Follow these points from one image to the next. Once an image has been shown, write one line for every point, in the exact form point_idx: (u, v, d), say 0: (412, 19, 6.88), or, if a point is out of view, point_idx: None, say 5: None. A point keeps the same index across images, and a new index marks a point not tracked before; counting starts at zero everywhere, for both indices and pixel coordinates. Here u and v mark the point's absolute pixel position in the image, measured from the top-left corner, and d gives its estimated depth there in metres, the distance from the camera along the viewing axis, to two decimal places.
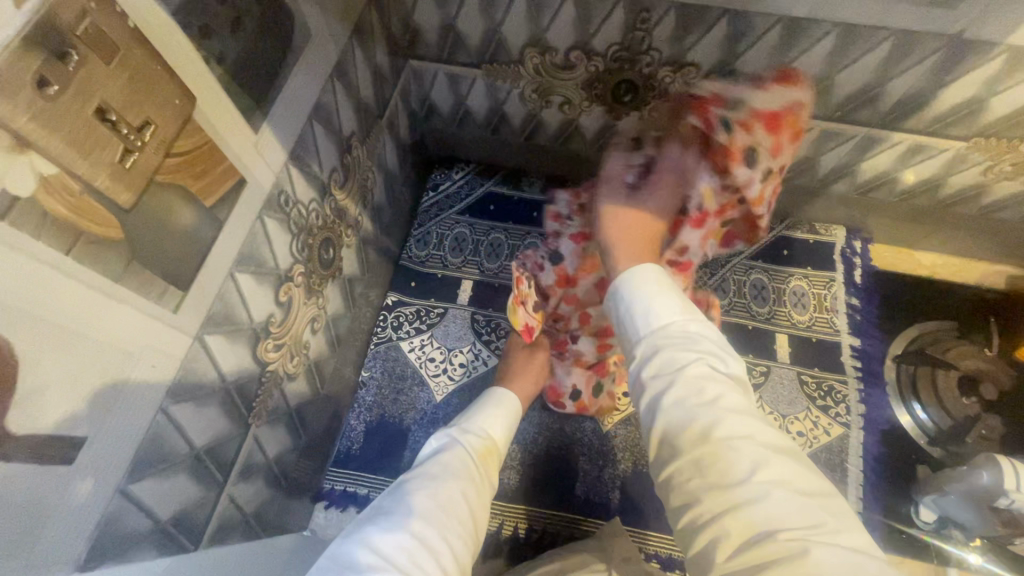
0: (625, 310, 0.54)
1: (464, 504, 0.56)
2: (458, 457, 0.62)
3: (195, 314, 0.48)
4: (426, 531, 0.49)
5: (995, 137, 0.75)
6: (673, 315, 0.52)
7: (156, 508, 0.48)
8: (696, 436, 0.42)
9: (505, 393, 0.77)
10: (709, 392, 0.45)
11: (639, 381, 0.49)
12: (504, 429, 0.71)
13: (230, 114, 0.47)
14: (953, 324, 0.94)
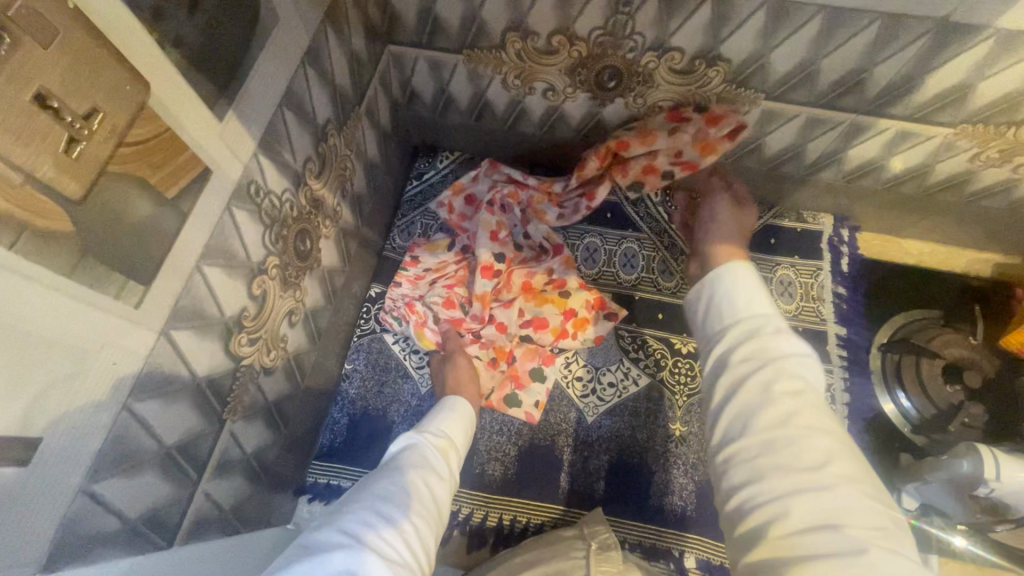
0: (719, 302, 0.64)
1: (426, 491, 0.58)
2: (419, 446, 0.64)
3: (159, 309, 0.46)
4: (390, 513, 0.53)
5: (982, 123, 0.74)
6: (761, 308, 0.61)
7: (124, 507, 0.47)
8: (776, 418, 0.52)
9: (457, 398, 0.76)
10: (791, 384, 0.54)
11: (720, 361, 0.60)
12: (464, 422, 0.73)
13: (190, 99, 0.45)
14: (939, 313, 0.94)
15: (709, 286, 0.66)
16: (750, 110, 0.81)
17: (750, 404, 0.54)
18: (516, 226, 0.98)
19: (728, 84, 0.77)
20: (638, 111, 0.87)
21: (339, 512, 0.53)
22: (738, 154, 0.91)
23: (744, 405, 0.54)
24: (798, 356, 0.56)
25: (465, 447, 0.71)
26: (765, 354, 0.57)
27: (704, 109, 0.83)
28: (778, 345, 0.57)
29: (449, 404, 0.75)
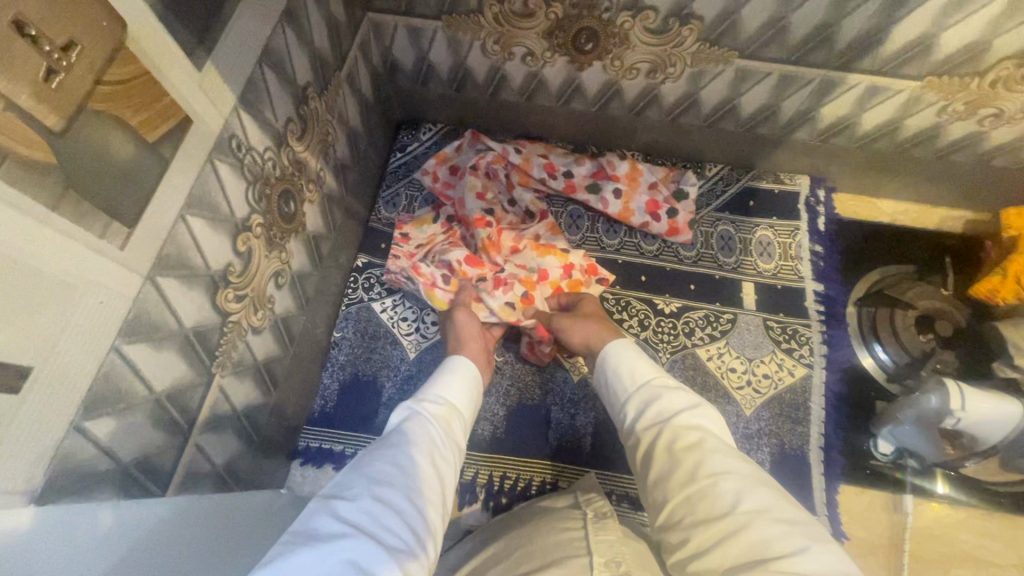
0: (617, 379, 0.69)
1: (429, 468, 0.57)
2: (416, 423, 0.62)
3: (144, 253, 0.47)
4: (392, 496, 0.52)
5: (947, 75, 0.77)
6: (647, 374, 0.68)
7: (115, 448, 0.49)
8: (683, 478, 0.54)
9: (460, 358, 0.76)
10: (687, 434, 0.57)
11: (633, 435, 0.64)
12: (463, 390, 0.71)
13: (168, 44, 0.46)
14: (912, 268, 0.97)
15: (602, 375, 0.72)
16: (725, 70, 0.83)
17: (662, 471, 0.56)
18: (501, 193, 1.00)
19: (702, 42, 0.79)
20: (616, 74, 0.88)
21: (336, 495, 0.51)
22: (715, 116, 0.93)
23: (658, 473, 0.56)
24: (692, 413, 0.60)
25: (467, 415, 0.71)
26: (663, 414, 0.61)
27: (680, 71, 0.85)
28: (670, 406, 0.62)
29: (448, 371, 0.73)
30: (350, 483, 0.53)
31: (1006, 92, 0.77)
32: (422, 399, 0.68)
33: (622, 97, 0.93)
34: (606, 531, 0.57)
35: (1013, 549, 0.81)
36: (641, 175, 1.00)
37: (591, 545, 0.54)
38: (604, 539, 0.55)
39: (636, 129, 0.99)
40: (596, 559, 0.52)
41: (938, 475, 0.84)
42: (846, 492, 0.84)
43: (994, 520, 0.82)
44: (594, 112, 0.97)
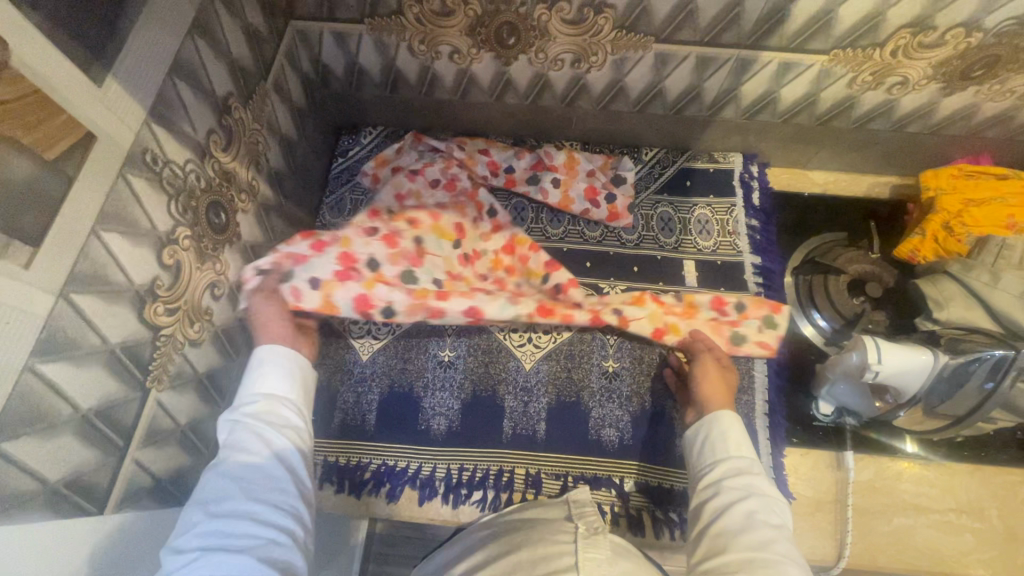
0: (710, 437, 0.70)
1: (268, 471, 0.57)
2: (239, 430, 0.60)
3: (55, 271, 0.48)
4: (234, 506, 0.53)
5: (851, 47, 0.80)
6: (746, 448, 0.68)
7: (39, 468, 0.49)
8: (754, 543, 0.55)
9: (264, 346, 0.71)
10: (769, 518, 0.58)
11: (705, 486, 0.66)
12: (285, 376, 0.68)
13: (60, 61, 0.46)
14: (844, 235, 1.01)
15: (699, 428, 0.73)
16: (645, 55, 0.86)
17: (733, 528, 0.58)
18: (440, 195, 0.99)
19: (618, 30, 0.81)
20: (542, 66, 0.90)
21: (177, 530, 0.52)
22: (643, 101, 0.95)
23: (726, 528, 0.58)
24: (775, 498, 0.61)
25: (296, 394, 0.68)
26: (749, 485, 0.62)
27: (602, 59, 0.87)
28: (758, 485, 0.62)
29: (256, 366, 0.68)
30: (191, 510, 0.54)
31: (907, 59, 0.81)
32: (245, 400, 0.65)
33: (552, 88, 0.95)
34: (595, 547, 0.55)
35: (950, 495, 0.85)
36: (578, 164, 1.03)
37: (580, 561, 0.53)
38: (591, 555, 0.54)
39: (571, 118, 1.02)
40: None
41: (906, 434, 0.87)
42: (793, 453, 0.88)
43: (931, 468, 0.86)
44: (528, 105, 0.99)
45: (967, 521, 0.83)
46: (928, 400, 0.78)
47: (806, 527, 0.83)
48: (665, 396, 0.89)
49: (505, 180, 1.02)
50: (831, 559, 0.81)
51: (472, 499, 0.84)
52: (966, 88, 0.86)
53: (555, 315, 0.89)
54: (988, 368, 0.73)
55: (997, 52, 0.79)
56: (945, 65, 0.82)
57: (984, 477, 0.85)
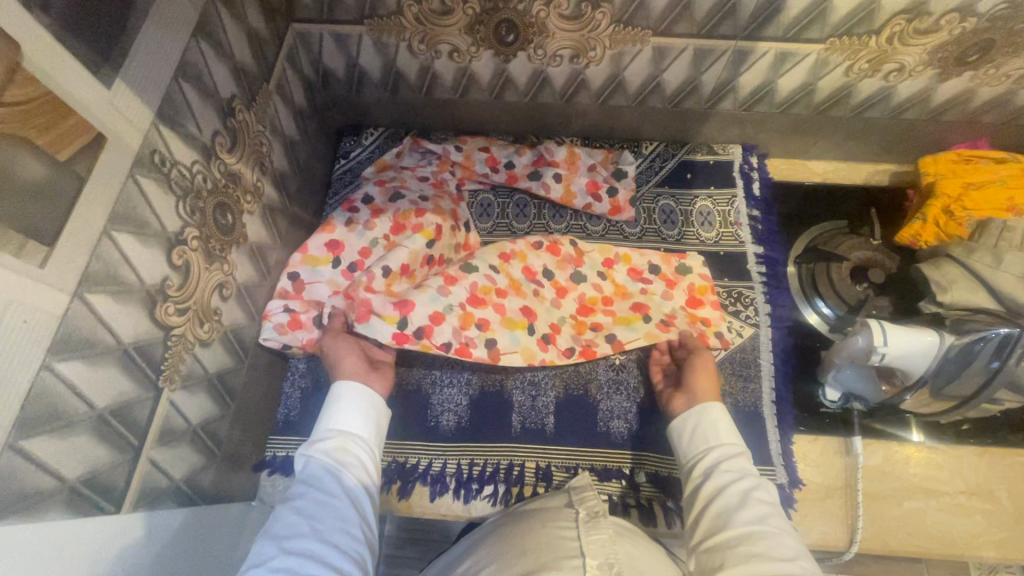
0: (701, 425, 0.71)
1: (337, 509, 0.60)
2: (315, 469, 0.64)
3: (70, 270, 0.48)
4: (306, 544, 0.54)
5: (847, 36, 0.81)
6: (734, 434, 0.70)
7: (58, 466, 0.49)
8: (750, 519, 0.57)
9: (344, 382, 0.75)
10: (766, 496, 0.60)
11: (698, 470, 0.67)
12: (360, 418, 0.72)
13: (68, 60, 0.47)
14: (845, 223, 1.02)
15: (688, 420, 0.73)
16: (643, 49, 0.86)
17: (729, 507, 0.59)
18: (444, 199, 0.98)
19: (616, 24, 0.82)
20: (541, 62, 0.91)
21: (251, 562, 0.53)
22: (642, 95, 0.96)
23: (722, 508, 0.59)
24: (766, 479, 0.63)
25: (372, 444, 0.71)
26: (741, 468, 0.64)
27: (600, 53, 0.88)
28: (752, 469, 0.64)
29: (334, 404, 0.73)
30: (264, 544, 0.55)
31: (903, 46, 0.82)
32: (324, 439, 0.68)
33: (551, 84, 0.95)
34: (598, 529, 0.56)
35: (959, 477, 0.85)
36: (579, 159, 1.03)
37: (584, 545, 0.53)
38: (595, 538, 0.55)
39: (571, 114, 1.03)
40: (590, 562, 0.51)
41: (911, 425, 0.88)
42: (801, 440, 0.88)
43: (939, 451, 0.86)
44: (528, 102, 1.00)
45: (977, 502, 0.83)
46: (934, 382, 0.78)
47: (816, 513, 0.83)
48: None
49: (506, 176, 1.03)
50: (842, 544, 0.81)
51: (483, 494, 0.84)
52: (962, 73, 0.87)
53: (487, 304, 0.88)
54: (994, 347, 0.73)
55: (991, 36, 0.80)
56: (940, 50, 0.83)
57: (993, 459, 0.86)
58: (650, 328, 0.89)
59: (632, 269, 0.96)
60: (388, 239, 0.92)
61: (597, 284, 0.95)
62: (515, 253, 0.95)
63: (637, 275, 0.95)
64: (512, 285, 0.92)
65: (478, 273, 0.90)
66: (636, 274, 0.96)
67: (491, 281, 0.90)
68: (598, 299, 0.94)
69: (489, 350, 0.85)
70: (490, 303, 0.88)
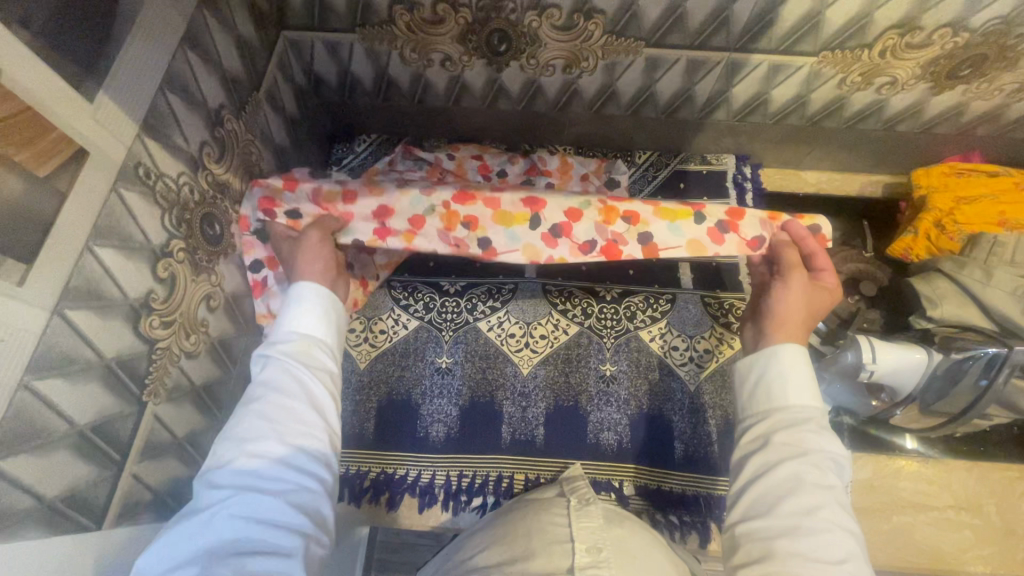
0: (767, 381, 0.59)
1: (302, 412, 0.54)
2: (274, 371, 0.56)
3: (49, 287, 0.48)
4: (269, 448, 0.51)
5: (840, 49, 0.81)
6: (804, 390, 0.58)
7: (36, 485, 0.48)
8: (800, 510, 0.50)
9: (305, 283, 0.63)
10: (822, 479, 0.52)
11: (749, 430, 0.59)
12: (324, 316, 0.62)
13: (48, 76, 0.46)
14: (838, 234, 1.02)
15: (754, 368, 0.61)
16: (636, 59, 0.86)
17: (779, 486, 0.52)
18: None
19: (609, 35, 0.82)
20: (534, 72, 0.90)
21: (212, 459, 0.51)
22: (635, 104, 0.96)
23: (768, 487, 0.52)
24: (830, 452, 0.53)
25: (332, 340, 0.62)
26: (800, 437, 0.54)
27: (594, 63, 0.88)
28: (815, 441, 0.54)
29: (294, 302, 0.61)
30: (224, 445, 0.52)
31: (896, 59, 0.82)
32: (281, 337, 0.60)
33: (544, 93, 0.95)
34: (588, 516, 0.55)
35: (949, 491, 0.85)
36: (572, 168, 1.02)
37: (573, 532, 0.52)
38: (584, 526, 0.53)
39: (564, 123, 1.02)
40: (578, 546, 0.50)
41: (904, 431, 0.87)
42: None
43: (929, 465, 0.86)
44: (521, 111, 1.00)
45: (966, 517, 0.83)
46: (923, 398, 0.80)
47: None
48: (662, 399, 0.89)
49: (499, 185, 1.01)
50: None
51: (472, 505, 0.84)
52: (955, 87, 0.87)
53: (477, 201, 0.76)
54: (982, 365, 0.75)
55: (984, 51, 0.79)
56: (933, 64, 0.82)
57: (982, 473, 0.86)
58: (698, 236, 0.74)
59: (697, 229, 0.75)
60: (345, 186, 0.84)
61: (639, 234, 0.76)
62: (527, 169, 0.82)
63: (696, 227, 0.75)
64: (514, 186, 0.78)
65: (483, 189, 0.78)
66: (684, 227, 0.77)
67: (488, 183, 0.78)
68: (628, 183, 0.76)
69: (484, 248, 0.77)
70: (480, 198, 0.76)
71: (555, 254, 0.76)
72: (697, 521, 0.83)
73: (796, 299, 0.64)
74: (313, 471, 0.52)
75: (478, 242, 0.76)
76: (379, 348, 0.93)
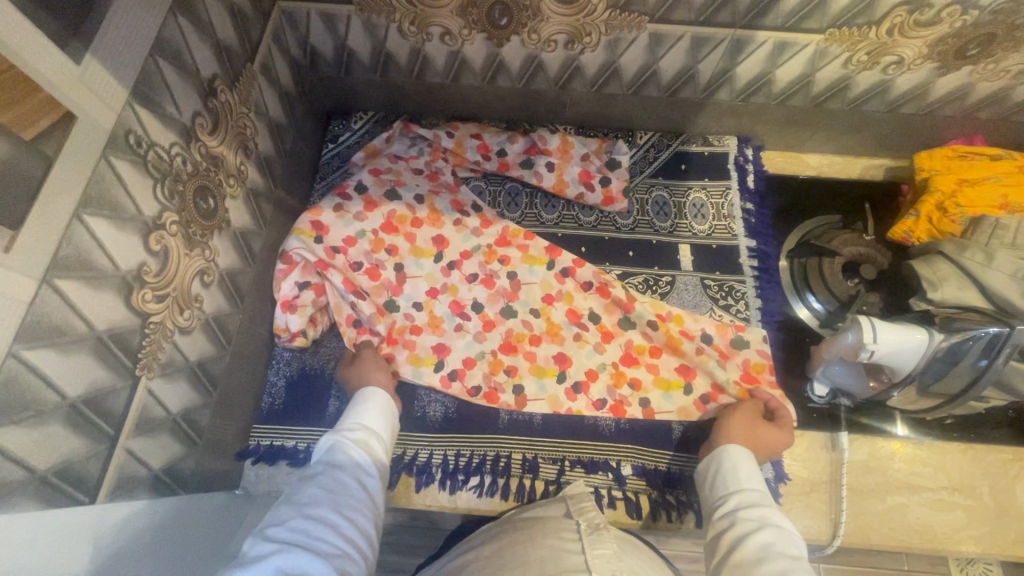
0: (724, 475, 0.70)
1: (357, 488, 0.60)
2: (336, 453, 0.64)
3: (37, 255, 0.46)
4: (325, 513, 0.54)
5: (847, 26, 0.80)
6: (755, 482, 0.67)
7: (28, 457, 0.48)
8: (770, 570, 0.52)
9: (370, 387, 0.78)
10: (788, 550, 0.55)
11: (723, 522, 0.63)
12: (382, 415, 0.73)
13: (32, 33, 0.44)
14: (839, 217, 1.01)
15: (712, 466, 0.72)
16: (639, 35, 0.84)
17: (750, 558, 0.55)
18: (443, 199, 0.98)
19: (612, 9, 0.80)
20: (535, 47, 0.88)
21: (267, 524, 0.53)
22: (637, 83, 0.94)
23: (743, 558, 0.55)
24: (790, 536, 0.57)
25: (388, 439, 0.72)
26: (762, 517, 0.60)
27: (596, 39, 0.86)
28: (777, 520, 0.60)
29: (362, 402, 0.74)
30: (284, 510, 0.54)
31: (902, 38, 0.81)
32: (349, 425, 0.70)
33: (545, 70, 0.93)
34: (602, 543, 0.55)
35: (943, 473, 0.85)
36: (572, 148, 1.02)
37: (589, 560, 0.52)
38: (600, 552, 0.53)
39: (565, 102, 1.01)
40: None
41: (899, 418, 0.88)
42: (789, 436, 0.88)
43: (924, 448, 0.87)
44: (522, 88, 0.98)
45: (959, 498, 0.83)
46: (922, 380, 0.79)
47: (798, 507, 0.83)
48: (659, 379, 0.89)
49: (497, 165, 1.01)
50: (825, 538, 0.82)
51: (469, 485, 0.83)
52: (960, 67, 0.86)
53: (518, 353, 0.90)
54: (983, 345, 0.74)
55: (992, 30, 0.78)
56: (940, 44, 0.81)
57: (975, 455, 0.86)
58: (687, 402, 0.86)
59: (685, 329, 0.90)
60: (376, 234, 0.94)
61: (647, 334, 0.91)
62: (561, 295, 0.94)
63: (689, 337, 0.89)
64: (548, 331, 0.92)
65: (516, 319, 0.93)
66: (687, 335, 0.89)
67: (527, 328, 0.92)
68: (647, 351, 0.90)
69: (517, 396, 0.87)
70: (521, 351, 0.91)
71: (574, 405, 0.87)
72: (695, 501, 0.82)
73: (737, 428, 0.77)
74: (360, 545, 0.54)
75: (513, 389, 0.88)
76: None
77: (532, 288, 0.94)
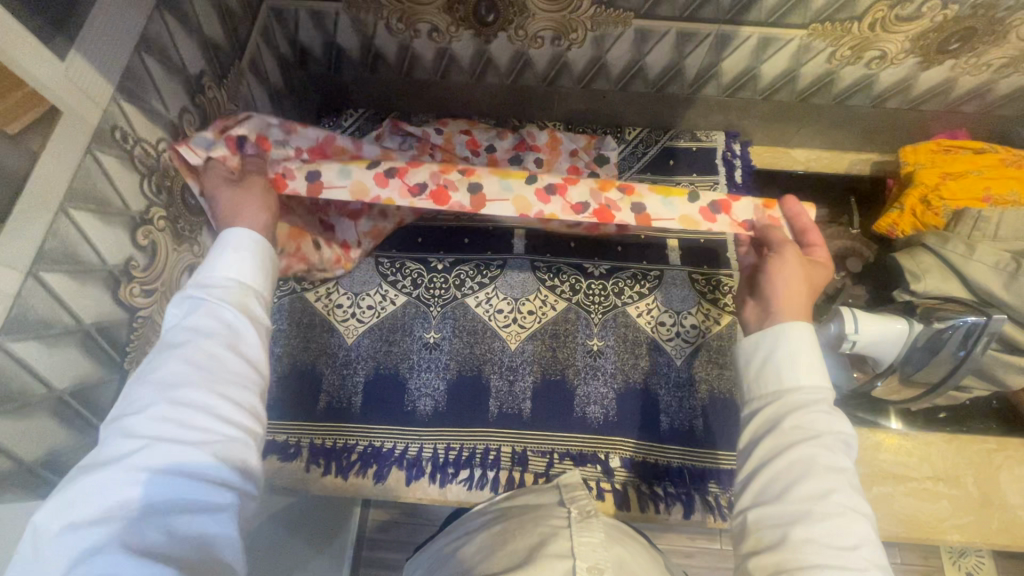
0: (776, 365, 0.56)
1: (229, 361, 0.48)
2: (197, 316, 0.50)
3: (22, 248, 0.47)
4: (194, 395, 0.46)
5: (829, 21, 0.81)
6: (816, 369, 0.55)
7: (11, 447, 0.49)
8: (813, 493, 0.47)
9: (235, 228, 0.56)
10: (834, 461, 0.49)
11: (755, 412, 0.56)
12: (250, 267, 0.54)
13: (17, 30, 0.45)
14: (825, 211, 1.02)
15: (763, 350, 0.58)
16: (624, 31, 0.85)
17: (788, 472, 0.49)
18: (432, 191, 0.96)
19: (597, 5, 0.80)
20: (522, 44, 0.89)
21: (126, 405, 0.45)
22: (625, 78, 0.95)
23: (778, 471, 0.50)
24: (833, 431, 0.51)
25: (268, 290, 0.56)
26: (809, 418, 0.52)
27: (582, 36, 0.87)
28: (825, 419, 0.52)
29: (222, 248, 0.54)
30: (142, 391, 0.46)
31: (885, 32, 0.82)
32: (208, 284, 0.52)
33: (533, 67, 0.94)
34: (590, 530, 0.54)
35: (927, 463, 0.86)
36: (560, 144, 1.01)
37: (575, 546, 0.52)
38: (586, 540, 0.53)
39: (554, 99, 1.01)
40: (579, 564, 0.49)
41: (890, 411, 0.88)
42: None
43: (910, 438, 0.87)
44: (510, 85, 0.99)
45: (943, 488, 0.84)
46: (903, 369, 0.81)
47: None
48: (647, 372, 0.90)
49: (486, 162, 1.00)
50: None
51: (459, 478, 0.84)
52: (943, 62, 0.87)
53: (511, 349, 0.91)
54: (962, 334, 0.75)
55: (973, 24, 0.79)
56: (923, 38, 0.82)
57: (959, 445, 0.87)
58: None
59: None
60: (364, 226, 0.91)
61: None
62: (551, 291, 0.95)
63: None
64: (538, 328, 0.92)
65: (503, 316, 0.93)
66: None
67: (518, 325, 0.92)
68: None
69: (511, 389, 0.89)
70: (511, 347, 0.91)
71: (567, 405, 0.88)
72: (682, 492, 0.83)
73: (793, 277, 0.61)
74: (247, 426, 0.47)
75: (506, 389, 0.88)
76: (367, 325, 0.92)
77: (502, 208, 0.66)
